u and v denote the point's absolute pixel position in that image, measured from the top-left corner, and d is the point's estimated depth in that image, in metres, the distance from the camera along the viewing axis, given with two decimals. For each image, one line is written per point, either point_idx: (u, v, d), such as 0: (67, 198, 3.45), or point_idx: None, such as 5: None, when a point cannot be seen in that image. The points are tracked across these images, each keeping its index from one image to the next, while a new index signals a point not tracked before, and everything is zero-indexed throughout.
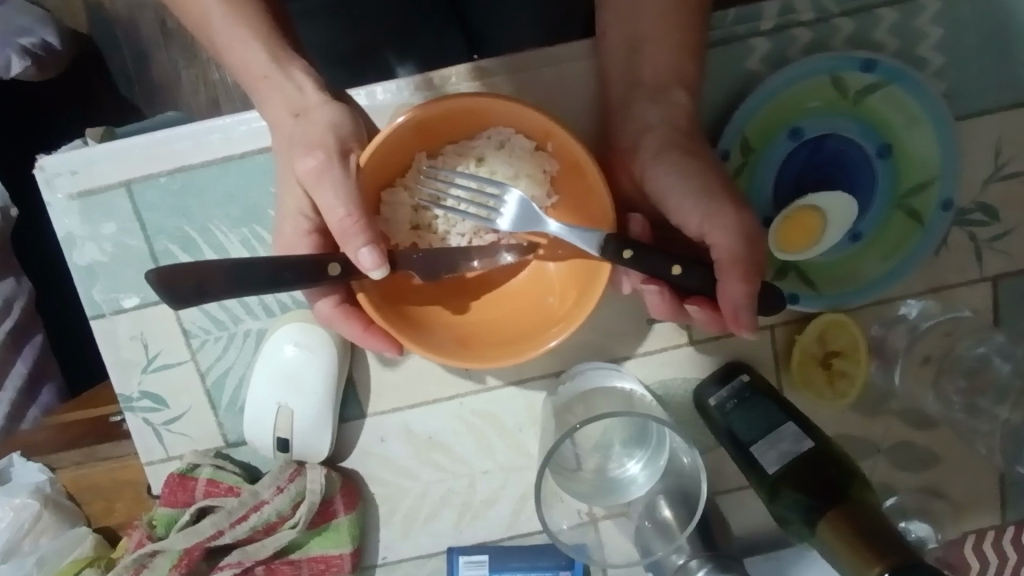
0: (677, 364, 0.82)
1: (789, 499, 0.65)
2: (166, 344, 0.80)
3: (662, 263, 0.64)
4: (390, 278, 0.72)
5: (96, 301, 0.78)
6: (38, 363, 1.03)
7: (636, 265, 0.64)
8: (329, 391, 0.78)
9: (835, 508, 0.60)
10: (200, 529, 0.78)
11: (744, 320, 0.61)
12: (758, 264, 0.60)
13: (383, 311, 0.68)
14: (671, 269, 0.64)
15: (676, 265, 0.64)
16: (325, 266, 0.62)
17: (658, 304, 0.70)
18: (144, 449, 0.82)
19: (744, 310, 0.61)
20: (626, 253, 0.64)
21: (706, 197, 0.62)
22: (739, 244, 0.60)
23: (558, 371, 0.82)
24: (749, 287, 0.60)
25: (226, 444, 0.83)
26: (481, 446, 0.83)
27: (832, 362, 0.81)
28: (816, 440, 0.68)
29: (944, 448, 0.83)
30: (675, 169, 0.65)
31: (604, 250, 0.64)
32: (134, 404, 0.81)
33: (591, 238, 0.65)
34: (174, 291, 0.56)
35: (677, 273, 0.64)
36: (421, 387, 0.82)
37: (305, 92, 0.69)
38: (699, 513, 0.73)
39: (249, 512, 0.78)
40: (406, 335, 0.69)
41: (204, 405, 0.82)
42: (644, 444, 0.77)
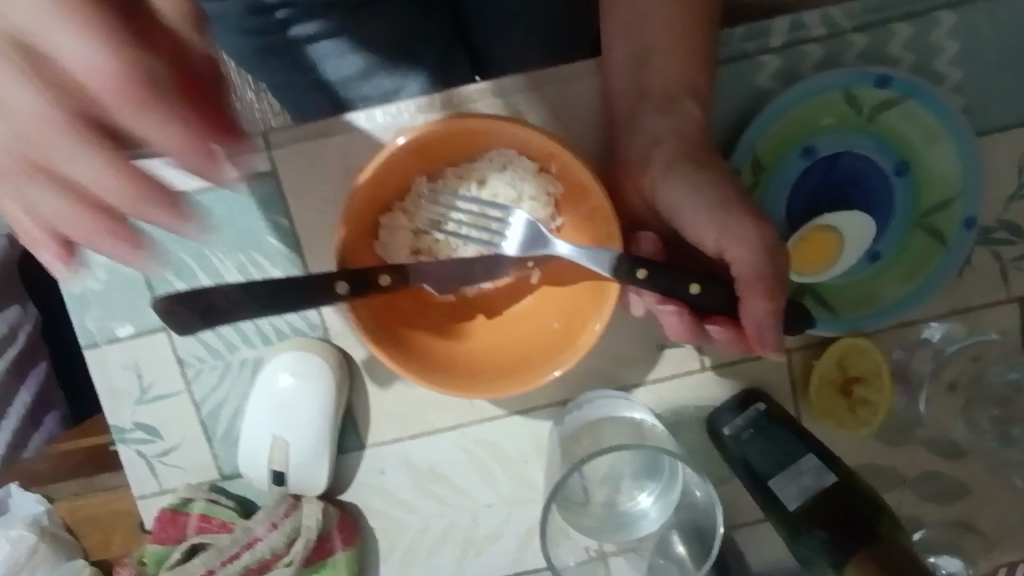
0: (690, 392, 0.78)
1: (813, 539, 0.60)
2: (159, 374, 0.78)
3: (677, 283, 0.61)
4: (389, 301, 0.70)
5: (90, 329, 0.76)
6: (42, 391, 1.01)
7: (653, 284, 0.62)
8: (326, 422, 0.76)
9: (864, 550, 0.56)
10: (189, 567, 0.74)
11: (770, 341, 0.59)
12: (783, 278, 0.57)
13: (381, 339, 0.66)
14: (688, 287, 0.62)
15: (693, 284, 0.62)
16: (331, 284, 0.60)
17: (672, 327, 0.67)
18: (137, 483, 0.80)
19: (769, 329, 0.59)
20: (640, 272, 0.61)
21: (727, 208, 0.59)
22: (763, 259, 0.57)
23: (565, 400, 0.79)
24: (772, 304, 0.57)
25: (221, 477, 0.80)
26: (484, 478, 0.80)
27: (853, 388, 0.77)
28: (840, 474, 0.64)
29: (973, 479, 0.79)
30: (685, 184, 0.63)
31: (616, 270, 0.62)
32: (127, 435, 0.79)
33: (602, 256, 0.63)
34: (176, 317, 0.55)
35: (694, 293, 0.62)
36: (423, 417, 0.79)
37: (93, 44, 0.32)
38: (715, 551, 0.69)
39: (242, 550, 0.75)
40: (403, 366, 0.67)
41: (198, 436, 0.79)
42: (654, 476, 0.74)
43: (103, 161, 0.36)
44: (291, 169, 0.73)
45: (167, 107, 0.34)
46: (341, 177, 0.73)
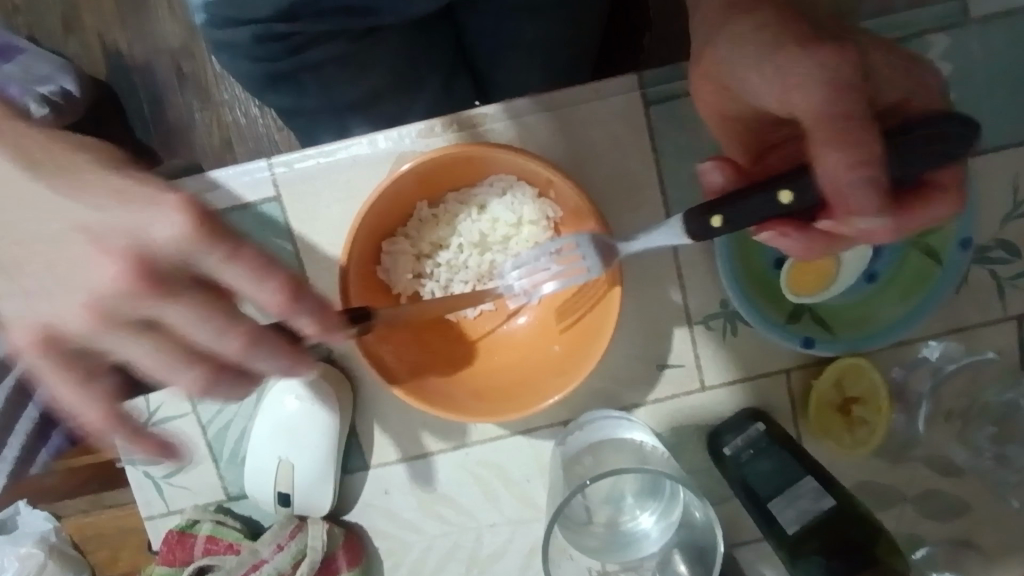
0: (690, 411, 0.79)
1: (807, 564, 0.60)
2: (166, 397, 0.79)
3: (766, 201, 0.51)
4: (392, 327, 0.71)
5: None
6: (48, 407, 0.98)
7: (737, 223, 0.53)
8: (330, 444, 0.76)
9: None
10: None
11: (861, 205, 0.46)
12: (854, 117, 0.46)
13: (386, 370, 0.68)
14: (778, 197, 0.50)
15: (784, 193, 0.50)
16: None
17: (793, 245, 0.55)
18: (144, 503, 0.81)
19: (852, 189, 0.46)
20: (717, 218, 0.54)
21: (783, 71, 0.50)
22: (822, 105, 0.47)
23: (567, 420, 0.80)
24: (846, 151, 0.45)
25: (227, 497, 0.81)
26: (487, 498, 0.81)
27: (851, 408, 0.77)
28: (837, 497, 0.63)
29: (974, 497, 0.79)
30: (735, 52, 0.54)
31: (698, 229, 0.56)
32: (135, 457, 0.80)
33: (676, 231, 0.58)
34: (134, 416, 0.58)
35: (788, 202, 0.50)
36: (426, 437, 0.80)
37: (215, 251, 0.45)
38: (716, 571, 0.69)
39: (248, 571, 0.75)
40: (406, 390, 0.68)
41: (205, 458, 0.80)
42: (656, 495, 0.74)
43: (219, 312, 0.47)
44: (297, 195, 0.75)
45: (266, 277, 0.46)
46: (344, 202, 0.75)
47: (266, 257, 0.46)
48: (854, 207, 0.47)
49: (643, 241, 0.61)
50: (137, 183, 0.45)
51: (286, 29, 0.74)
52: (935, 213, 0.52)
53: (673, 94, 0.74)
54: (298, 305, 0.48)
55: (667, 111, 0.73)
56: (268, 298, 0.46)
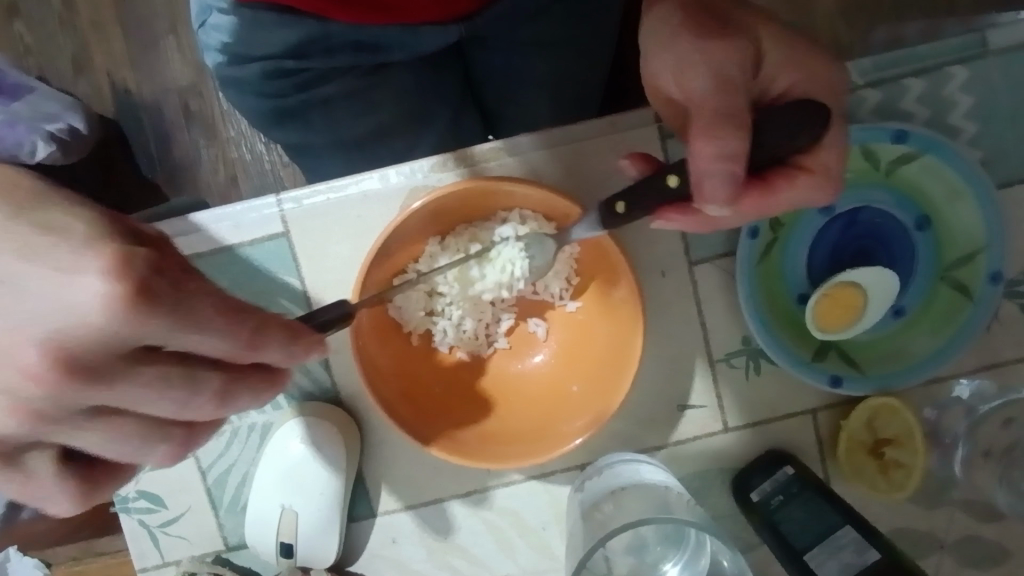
0: (714, 453, 0.76)
1: None
2: None
3: (655, 187, 0.54)
4: (401, 364, 0.69)
5: None
6: None
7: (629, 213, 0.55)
8: (336, 489, 0.73)
9: None
10: None
11: (714, 193, 0.51)
12: (731, 110, 0.50)
13: (400, 414, 0.65)
14: (666, 182, 0.53)
15: (619, 204, 0.55)
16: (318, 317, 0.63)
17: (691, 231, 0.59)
18: (138, 554, 0.77)
19: (717, 179, 0.50)
20: (616, 205, 0.56)
21: (682, 61, 0.55)
22: (715, 99, 0.52)
23: (584, 463, 0.76)
24: (719, 143, 0.49)
25: (226, 548, 0.77)
26: (501, 547, 0.76)
27: (884, 450, 0.73)
28: (883, 549, 0.57)
29: (1015, 543, 0.75)
30: (649, 39, 0.58)
31: (608, 220, 0.57)
32: (130, 505, 0.76)
33: (589, 222, 0.59)
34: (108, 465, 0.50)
35: (676, 185, 0.53)
36: (437, 483, 0.76)
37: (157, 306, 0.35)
38: None
39: None
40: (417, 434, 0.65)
41: (204, 505, 0.76)
42: (679, 543, 0.71)
43: (177, 379, 0.38)
44: (306, 231, 0.73)
45: (229, 318, 0.38)
46: (353, 238, 0.73)
47: (221, 294, 0.38)
48: (711, 193, 0.51)
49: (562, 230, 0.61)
50: (47, 240, 0.35)
51: (295, 66, 0.74)
52: (806, 196, 0.54)
53: None
54: (271, 343, 0.40)
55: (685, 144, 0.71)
56: (234, 336, 0.38)
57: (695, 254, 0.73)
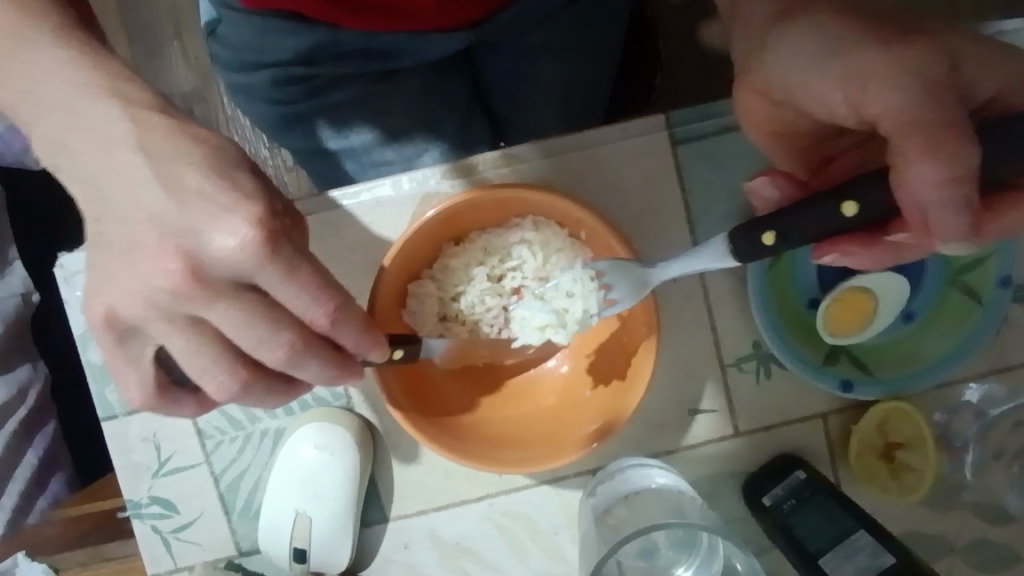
0: (725, 457, 0.76)
1: None
2: (180, 446, 0.75)
3: (824, 215, 0.50)
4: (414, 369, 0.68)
5: (109, 401, 0.75)
6: (50, 451, 1.06)
7: (792, 241, 0.52)
8: (349, 495, 0.73)
9: None
10: None
11: (944, 224, 0.46)
12: (952, 126, 0.44)
13: (416, 418, 0.65)
14: (840, 209, 0.50)
15: (766, 235, 0.53)
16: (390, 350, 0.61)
17: (863, 260, 0.56)
18: (150, 560, 0.77)
19: (947, 209, 0.45)
20: (769, 237, 0.53)
21: (859, 78, 0.48)
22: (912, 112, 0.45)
23: (596, 467, 0.77)
24: (947, 166, 0.44)
25: (239, 553, 0.77)
26: (513, 552, 0.77)
27: (895, 454, 0.74)
28: (900, 555, 0.57)
29: None
30: (792, 62, 0.52)
31: (746, 254, 0.54)
32: (142, 510, 0.76)
33: (719, 251, 0.57)
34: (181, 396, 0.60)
35: (852, 213, 0.49)
36: (449, 488, 0.76)
37: (274, 271, 0.44)
38: None
39: None
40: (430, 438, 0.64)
41: (217, 510, 0.76)
42: (690, 548, 0.71)
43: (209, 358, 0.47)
44: (318, 237, 0.73)
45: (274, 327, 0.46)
46: (367, 246, 0.73)
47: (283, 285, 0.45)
48: (940, 223, 0.46)
49: (684, 263, 0.59)
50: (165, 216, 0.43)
51: (304, 72, 0.75)
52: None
53: (700, 135, 0.72)
54: (305, 350, 0.47)
55: (696, 150, 0.72)
56: (316, 322, 0.46)
57: None
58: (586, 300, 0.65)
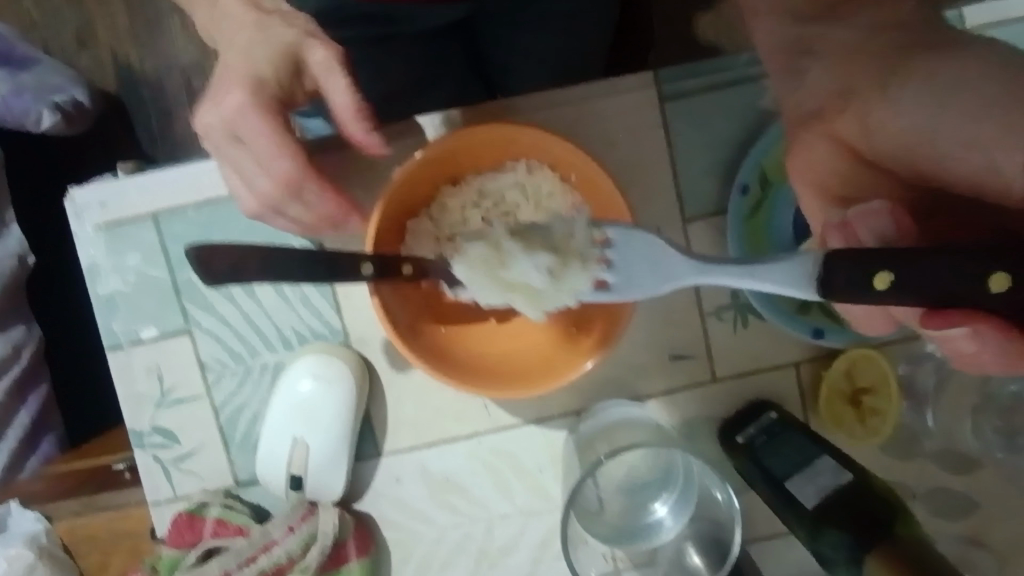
0: (702, 400, 0.81)
1: (831, 537, 0.56)
2: (181, 378, 0.78)
3: (970, 277, 0.46)
4: (416, 298, 0.72)
5: (115, 332, 0.78)
6: (41, 413, 1.05)
7: (911, 294, 0.48)
8: (345, 425, 0.75)
9: (883, 547, 0.51)
10: (207, 571, 0.71)
11: None
12: None
13: (393, 316, 0.68)
14: (992, 281, 0.46)
15: (884, 274, 0.48)
16: (357, 264, 0.60)
17: (978, 344, 0.52)
18: (151, 488, 0.80)
19: None
20: (881, 279, 0.48)
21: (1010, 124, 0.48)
22: None
23: (580, 409, 0.81)
24: None
25: (236, 484, 0.80)
26: (499, 488, 0.81)
27: (861, 398, 0.78)
28: (858, 472, 0.59)
29: (982, 494, 0.80)
30: (907, 106, 0.54)
31: (833, 288, 0.51)
32: (144, 439, 0.79)
33: (800, 269, 0.52)
34: (209, 266, 0.56)
35: (1000, 286, 0.46)
36: (440, 425, 0.80)
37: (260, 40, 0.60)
38: (733, 557, 0.69)
39: (259, 552, 0.73)
40: (411, 347, 0.68)
41: (216, 441, 0.79)
42: (669, 484, 0.76)
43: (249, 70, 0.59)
44: None
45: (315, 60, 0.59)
46: (365, 191, 0.77)
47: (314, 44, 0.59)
48: None
49: (752, 273, 0.54)
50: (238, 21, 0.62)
51: None
52: None
53: (684, 93, 0.76)
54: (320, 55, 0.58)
55: (681, 108, 0.76)
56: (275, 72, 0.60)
57: (689, 211, 0.77)
58: (588, 272, 0.60)
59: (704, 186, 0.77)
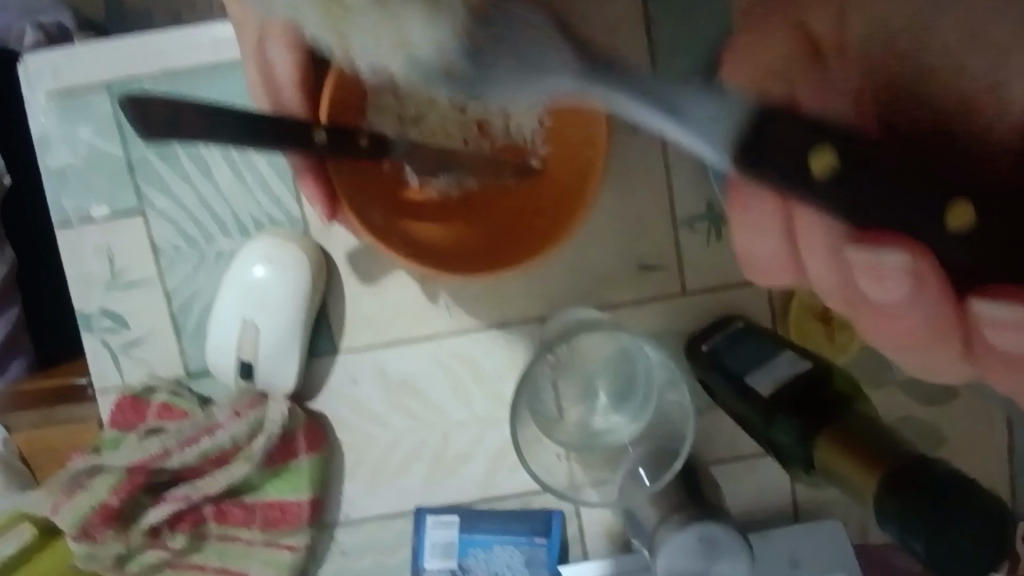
0: (671, 313, 0.78)
1: (785, 424, 0.55)
2: (132, 260, 0.76)
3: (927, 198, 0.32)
4: (377, 182, 0.67)
5: (65, 208, 0.75)
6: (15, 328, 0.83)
7: (835, 190, 0.33)
8: (298, 311, 0.73)
9: (833, 425, 0.51)
10: (147, 446, 0.72)
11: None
12: None
13: (353, 196, 0.64)
14: (952, 214, 0.32)
15: (827, 154, 0.32)
16: (312, 132, 0.54)
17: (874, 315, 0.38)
18: (98, 374, 0.77)
19: None
20: (822, 161, 0.32)
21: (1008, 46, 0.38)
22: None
23: (544, 316, 0.78)
24: None
25: (186, 374, 0.77)
26: (457, 393, 0.79)
27: (833, 315, 0.76)
28: (815, 362, 0.59)
29: (950, 426, 0.79)
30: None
31: (767, 153, 0.33)
32: (93, 323, 0.76)
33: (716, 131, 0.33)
34: (144, 115, 0.46)
35: (958, 224, 0.32)
36: (400, 326, 0.78)
37: None
38: (683, 452, 0.70)
39: (202, 435, 0.72)
40: (370, 228, 0.65)
41: (166, 328, 0.77)
42: (629, 395, 0.75)
43: None
44: None
45: None
46: None
47: None
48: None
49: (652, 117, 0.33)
50: None
51: None
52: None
53: None
54: None
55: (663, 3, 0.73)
56: None
57: None
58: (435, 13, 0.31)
59: None
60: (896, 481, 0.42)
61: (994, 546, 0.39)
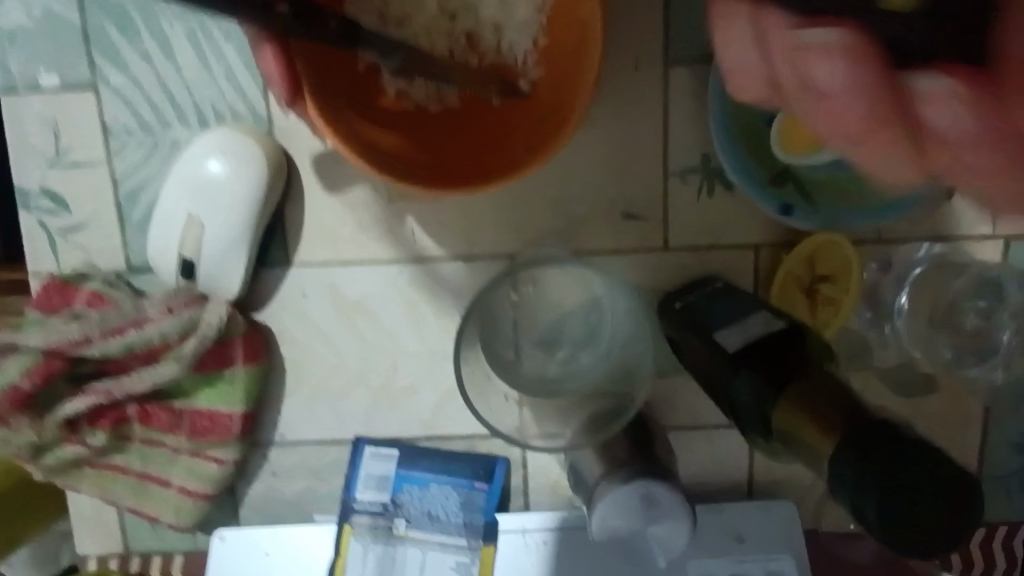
0: (648, 268, 0.74)
1: (745, 383, 0.53)
2: (80, 139, 0.70)
3: None
4: (350, 76, 0.61)
5: (10, 71, 0.68)
6: None
7: None
8: (249, 215, 0.68)
9: (795, 384, 0.49)
10: (66, 331, 0.67)
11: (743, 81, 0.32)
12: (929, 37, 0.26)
13: (312, 75, 0.57)
14: None
15: None
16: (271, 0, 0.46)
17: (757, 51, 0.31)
18: (32, 256, 0.72)
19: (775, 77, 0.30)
20: None
21: None
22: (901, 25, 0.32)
23: (513, 254, 0.73)
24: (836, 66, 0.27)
25: (127, 268, 0.73)
26: (412, 322, 0.75)
27: (818, 287, 0.71)
28: (788, 324, 0.57)
29: (922, 421, 0.75)
30: None
31: None
32: (31, 201, 0.71)
33: None
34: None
35: None
36: (359, 244, 0.73)
37: None
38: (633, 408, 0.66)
39: (129, 327, 0.68)
40: (329, 121, 0.57)
41: (111, 217, 0.72)
42: (594, 339, 0.72)
43: None
44: None
45: None
46: None
47: None
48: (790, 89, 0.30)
49: None
50: None
51: None
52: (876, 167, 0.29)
53: None
54: None
55: None
56: None
57: (673, 53, 0.68)
58: None
59: (695, 25, 0.68)
60: (860, 435, 0.43)
61: (944, 506, 0.41)
